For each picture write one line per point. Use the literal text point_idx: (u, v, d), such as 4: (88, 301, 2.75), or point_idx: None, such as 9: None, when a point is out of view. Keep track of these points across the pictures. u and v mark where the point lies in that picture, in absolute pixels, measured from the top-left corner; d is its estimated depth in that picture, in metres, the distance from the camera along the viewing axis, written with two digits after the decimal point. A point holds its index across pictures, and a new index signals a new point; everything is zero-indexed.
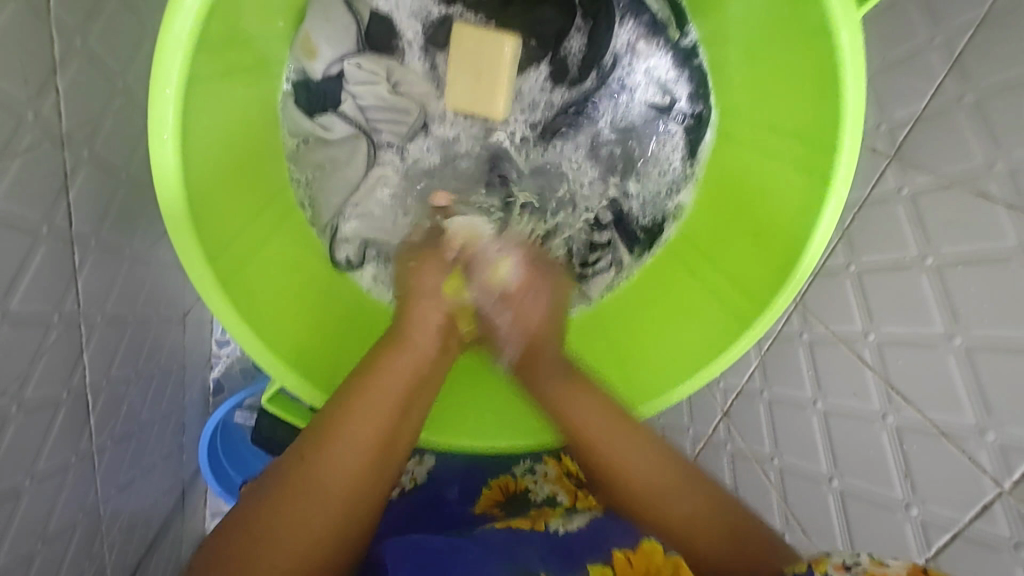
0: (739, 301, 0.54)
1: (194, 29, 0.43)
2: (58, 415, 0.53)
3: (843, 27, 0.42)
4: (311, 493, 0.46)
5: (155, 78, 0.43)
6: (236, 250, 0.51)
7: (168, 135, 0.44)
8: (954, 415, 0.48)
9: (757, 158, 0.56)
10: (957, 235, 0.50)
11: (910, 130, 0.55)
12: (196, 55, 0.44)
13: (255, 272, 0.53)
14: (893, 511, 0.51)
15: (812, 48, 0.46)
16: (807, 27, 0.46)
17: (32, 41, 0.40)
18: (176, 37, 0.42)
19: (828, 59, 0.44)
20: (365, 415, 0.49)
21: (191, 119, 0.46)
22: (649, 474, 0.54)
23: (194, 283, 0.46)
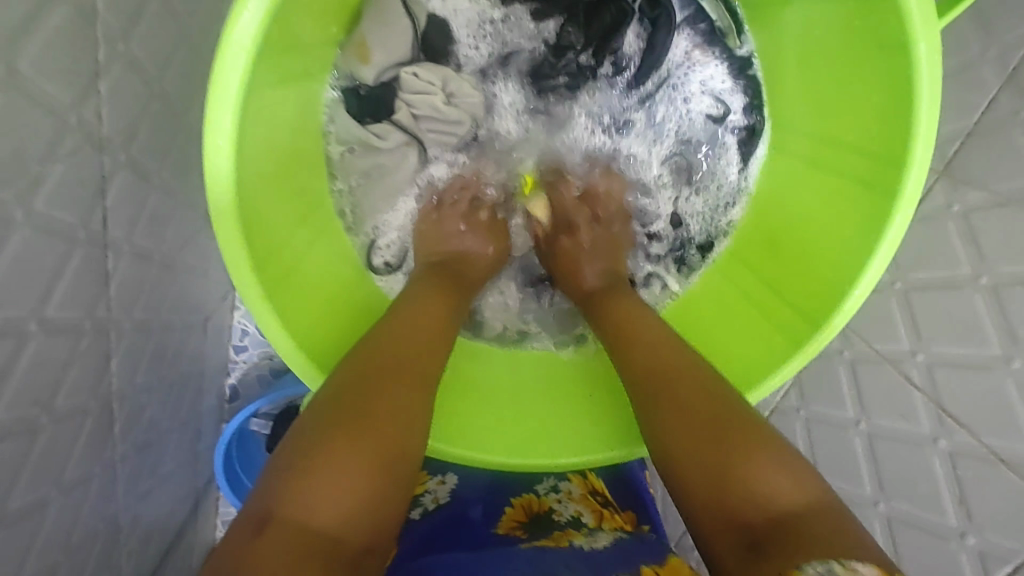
0: (792, 321, 0.52)
1: (256, 34, 0.42)
2: (86, 425, 0.52)
3: (921, 39, 0.41)
4: (357, 419, 0.42)
5: (215, 84, 0.42)
6: (279, 264, 0.51)
7: (224, 139, 0.43)
8: (1015, 442, 0.47)
9: (818, 173, 0.55)
10: (1015, 254, 0.48)
11: (961, 144, 0.54)
12: (256, 61, 0.43)
13: (294, 286, 0.52)
14: (947, 540, 0.50)
15: (888, 59, 0.44)
16: (881, 37, 0.44)
17: (79, 44, 0.39)
18: (238, 42, 0.42)
19: (904, 72, 0.43)
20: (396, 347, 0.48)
21: (245, 124, 0.45)
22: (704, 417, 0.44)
23: (240, 291, 0.45)
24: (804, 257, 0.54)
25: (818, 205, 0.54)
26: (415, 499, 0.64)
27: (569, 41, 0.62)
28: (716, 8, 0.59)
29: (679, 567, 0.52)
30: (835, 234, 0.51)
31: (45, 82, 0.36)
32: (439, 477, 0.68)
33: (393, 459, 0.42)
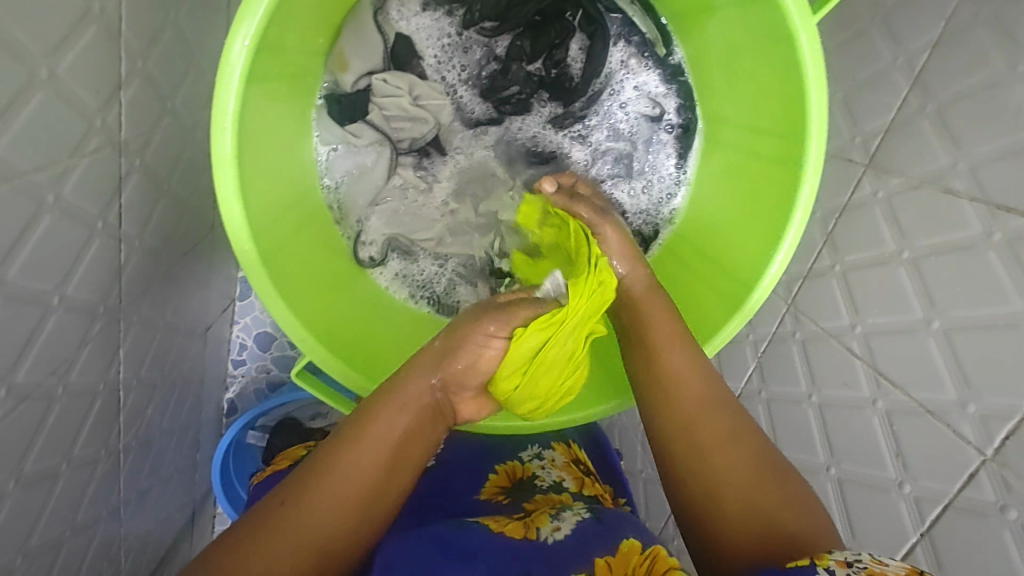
0: (731, 287, 0.58)
1: (257, 34, 0.49)
2: (95, 405, 0.57)
3: (804, 30, 0.48)
4: (302, 532, 0.46)
5: (219, 74, 0.48)
6: (276, 237, 0.56)
7: (229, 122, 0.49)
8: (937, 393, 0.51)
9: (746, 157, 0.61)
10: (929, 229, 0.54)
11: (882, 139, 0.60)
12: (255, 57, 0.50)
13: (288, 257, 0.58)
14: (888, 491, 0.54)
15: (783, 50, 0.51)
16: (777, 33, 0.51)
17: (106, 58, 0.46)
18: (242, 38, 0.48)
19: (797, 60, 0.50)
20: (363, 460, 0.48)
21: (246, 113, 0.51)
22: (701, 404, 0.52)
23: (239, 258, 0.51)
24: (736, 236, 0.60)
25: (749, 184, 0.60)
26: None
27: (516, 54, 0.69)
28: (646, 22, 0.67)
29: (630, 556, 0.51)
30: (759, 211, 0.58)
31: (78, 87, 0.43)
32: None
33: (331, 548, 0.47)
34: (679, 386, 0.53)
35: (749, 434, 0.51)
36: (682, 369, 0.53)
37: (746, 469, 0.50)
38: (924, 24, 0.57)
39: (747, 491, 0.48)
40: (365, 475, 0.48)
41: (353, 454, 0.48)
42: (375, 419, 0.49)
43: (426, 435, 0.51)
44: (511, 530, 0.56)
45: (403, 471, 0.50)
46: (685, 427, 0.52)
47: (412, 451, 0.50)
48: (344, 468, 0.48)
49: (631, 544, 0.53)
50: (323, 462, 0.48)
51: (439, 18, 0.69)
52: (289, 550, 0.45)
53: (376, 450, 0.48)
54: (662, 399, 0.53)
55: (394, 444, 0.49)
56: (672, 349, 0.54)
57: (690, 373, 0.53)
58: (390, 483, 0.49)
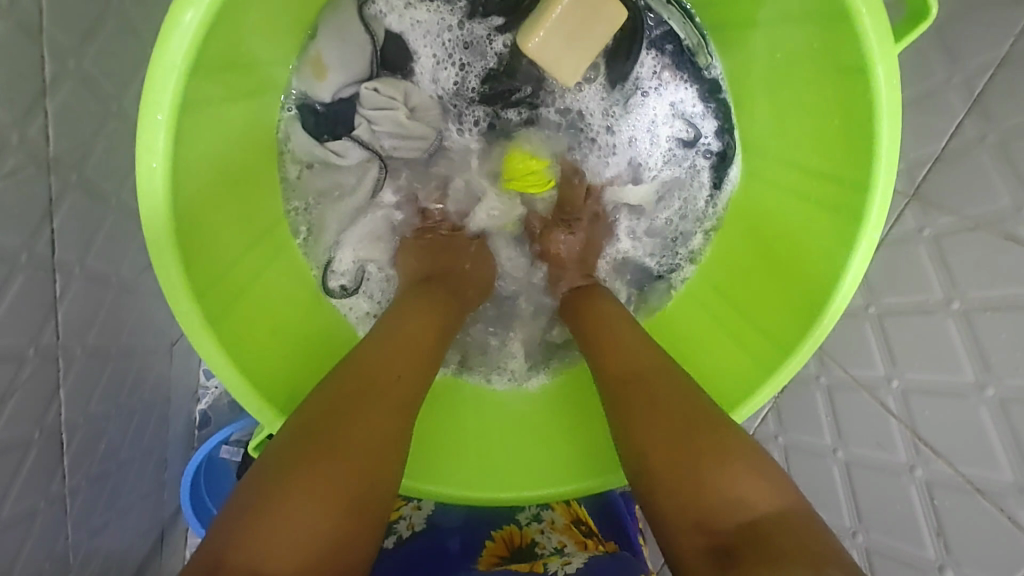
0: (769, 348, 0.52)
1: (190, 52, 0.41)
2: (29, 457, 0.50)
3: (880, 62, 0.41)
4: (307, 492, 0.37)
5: (144, 103, 0.40)
6: (224, 290, 0.49)
7: (158, 162, 0.42)
8: (990, 472, 0.45)
9: (786, 197, 0.54)
10: (986, 279, 0.47)
11: (930, 168, 0.53)
12: (191, 80, 0.42)
13: (242, 309, 0.51)
14: (926, 572, 0.48)
15: (845, 83, 0.45)
16: (840, 61, 0.45)
17: (19, 60, 0.38)
18: (172, 58, 0.40)
19: (862, 94, 0.44)
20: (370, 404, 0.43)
21: (184, 146, 0.44)
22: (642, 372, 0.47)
23: (179, 320, 0.43)
24: (776, 282, 0.54)
25: (788, 227, 0.54)
26: (391, 527, 0.63)
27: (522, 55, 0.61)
28: (685, 28, 0.59)
29: None
30: (809, 252, 0.51)
31: None
32: (415, 503, 0.66)
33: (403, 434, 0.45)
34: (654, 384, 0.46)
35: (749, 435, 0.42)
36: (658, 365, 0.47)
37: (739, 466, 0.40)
38: (987, 39, 0.50)
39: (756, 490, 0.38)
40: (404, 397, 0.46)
41: (362, 397, 0.43)
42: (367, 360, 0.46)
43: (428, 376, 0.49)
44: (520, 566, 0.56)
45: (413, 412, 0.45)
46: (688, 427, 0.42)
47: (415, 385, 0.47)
48: (360, 411, 0.42)
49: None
50: (329, 412, 0.42)
51: (440, 11, 0.61)
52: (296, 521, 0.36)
53: (375, 388, 0.44)
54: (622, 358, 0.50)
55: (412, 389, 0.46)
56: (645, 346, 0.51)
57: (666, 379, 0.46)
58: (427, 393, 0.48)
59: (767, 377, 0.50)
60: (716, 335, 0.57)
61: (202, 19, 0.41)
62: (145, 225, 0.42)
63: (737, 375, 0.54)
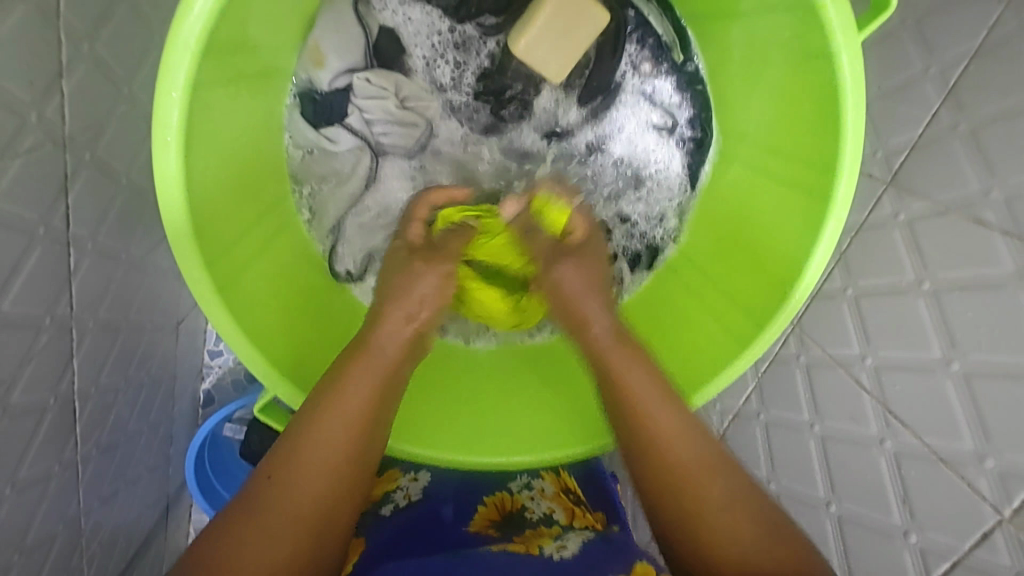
0: (741, 324, 0.54)
1: (202, 35, 0.43)
2: (45, 421, 0.52)
3: (845, 51, 0.44)
4: (286, 509, 0.44)
5: (160, 82, 0.43)
6: (234, 262, 0.51)
7: (172, 136, 0.44)
8: (953, 441, 0.48)
9: (764, 179, 0.57)
10: (954, 261, 0.50)
11: (907, 156, 0.55)
12: (202, 60, 0.44)
13: (250, 282, 0.53)
14: (892, 538, 0.51)
15: (816, 70, 0.47)
16: (811, 50, 0.47)
17: (39, 43, 0.40)
18: (185, 40, 0.42)
19: (831, 82, 0.46)
20: (348, 407, 0.48)
21: (197, 123, 0.46)
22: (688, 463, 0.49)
23: (191, 288, 0.46)
24: (753, 261, 0.56)
25: (765, 208, 0.56)
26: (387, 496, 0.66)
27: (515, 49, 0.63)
28: (663, 24, 0.62)
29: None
30: (784, 232, 0.53)
31: (1, 79, 0.37)
32: (412, 473, 0.69)
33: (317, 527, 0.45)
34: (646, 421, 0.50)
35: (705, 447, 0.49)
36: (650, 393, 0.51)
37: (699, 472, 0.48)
38: (962, 31, 0.52)
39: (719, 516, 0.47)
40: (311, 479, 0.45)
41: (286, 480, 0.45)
42: (348, 374, 0.49)
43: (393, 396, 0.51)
44: (513, 550, 0.56)
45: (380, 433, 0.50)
46: (666, 456, 0.49)
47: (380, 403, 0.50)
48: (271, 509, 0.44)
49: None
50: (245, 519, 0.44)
51: (430, 12, 0.63)
52: (286, 520, 0.44)
53: (340, 417, 0.47)
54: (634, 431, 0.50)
55: (329, 466, 0.46)
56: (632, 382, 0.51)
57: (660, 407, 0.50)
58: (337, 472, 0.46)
59: (744, 351, 0.52)
60: (695, 313, 0.60)
61: (212, 5, 0.43)
62: (157, 197, 0.45)
63: (711, 351, 0.56)
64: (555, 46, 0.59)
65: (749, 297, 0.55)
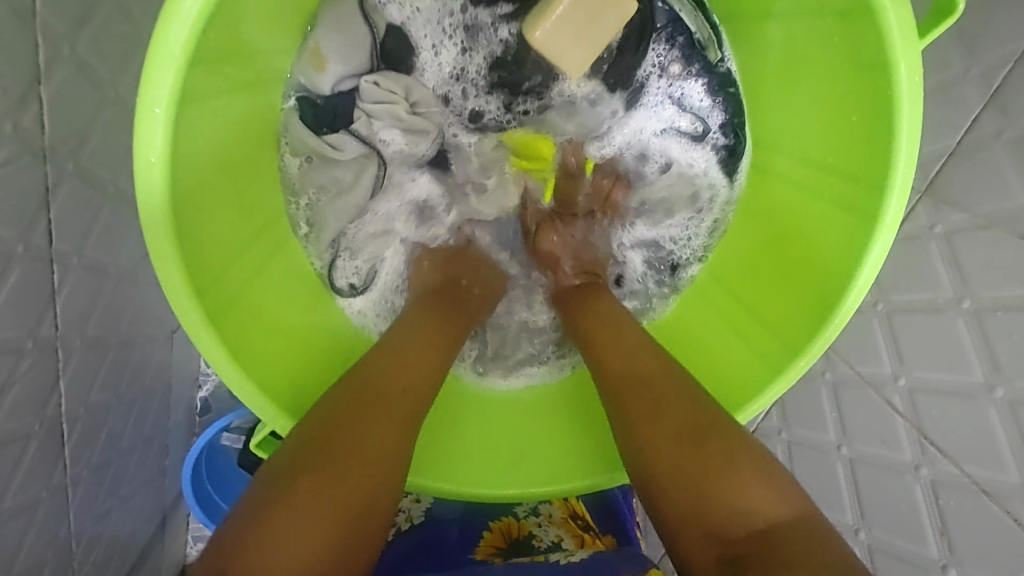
0: (773, 349, 0.52)
1: (189, 42, 0.40)
2: (29, 448, 0.49)
3: (902, 60, 0.41)
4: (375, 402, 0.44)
5: (143, 94, 0.39)
6: (224, 286, 0.48)
7: (156, 156, 0.41)
8: (996, 472, 0.45)
9: (799, 197, 0.53)
10: (998, 279, 0.47)
11: (943, 164, 0.52)
12: (191, 71, 0.41)
13: (243, 307, 0.50)
14: (928, 571, 0.49)
15: (865, 80, 0.44)
16: (861, 58, 0.44)
17: (13, 46, 0.37)
18: (169, 50, 0.39)
19: (883, 93, 0.43)
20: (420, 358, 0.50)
21: (183, 139, 0.43)
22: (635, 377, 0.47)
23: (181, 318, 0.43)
24: (786, 280, 0.53)
25: (800, 228, 0.53)
26: (389, 520, 0.62)
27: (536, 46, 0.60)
28: (696, 20, 0.58)
29: None
30: (824, 250, 0.50)
31: None
32: (414, 496, 0.65)
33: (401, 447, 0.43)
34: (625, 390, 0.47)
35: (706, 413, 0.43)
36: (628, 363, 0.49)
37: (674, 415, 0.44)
38: (1008, 30, 0.48)
39: (674, 441, 0.42)
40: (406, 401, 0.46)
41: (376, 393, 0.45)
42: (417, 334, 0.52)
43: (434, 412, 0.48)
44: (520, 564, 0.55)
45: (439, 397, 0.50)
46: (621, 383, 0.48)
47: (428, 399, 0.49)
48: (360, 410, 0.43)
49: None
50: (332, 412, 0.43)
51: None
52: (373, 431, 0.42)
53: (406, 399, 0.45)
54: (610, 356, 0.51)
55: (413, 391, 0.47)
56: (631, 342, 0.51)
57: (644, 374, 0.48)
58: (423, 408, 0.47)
59: (776, 379, 0.49)
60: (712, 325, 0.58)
61: (201, 8, 0.39)
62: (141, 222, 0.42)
63: (742, 379, 0.53)
64: (575, 28, 0.55)
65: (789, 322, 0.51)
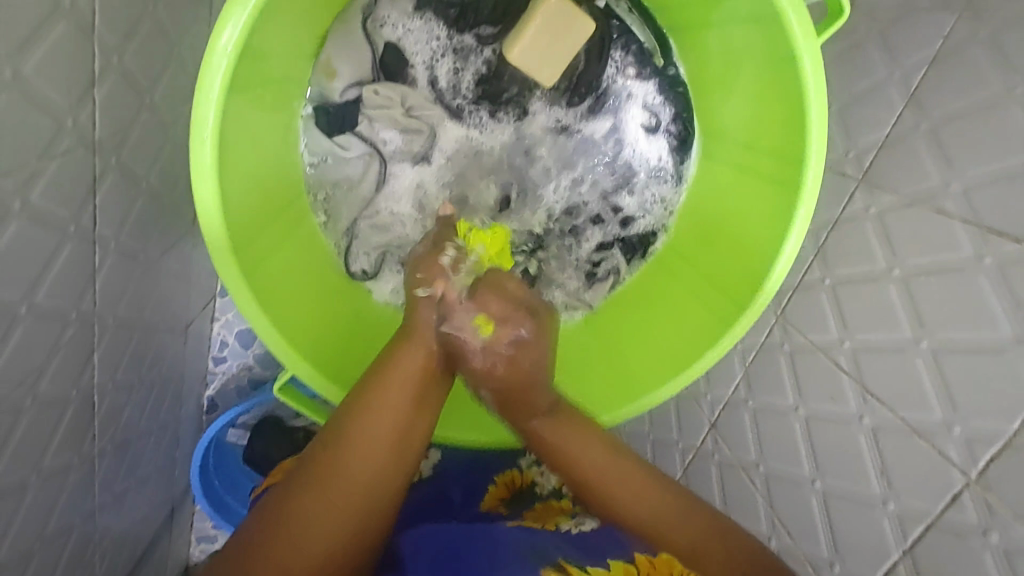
0: (722, 304, 0.59)
1: (237, 45, 0.47)
2: (66, 415, 0.55)
3: (806, 55, 0.48)
4: (346, 471, 0.48)
5: (198, 86, 0.47)
6: (255, 252, 0.55)
7: (207, 134, 0.48)
8: (924, 414, 0.51)
9: (745, 176, 0.61)
10: (920, 248, 0.54)
11: (876, 155, 0.59)
12: (236, 67, 0.48)
13: (272, 273, 0.57)
14: (872, 507, 0.54)
15: (782, 71, 0.52)
16: (776, 52, 0.52)
17: (77, 54, 0.44)
18: (222, 50, 0.46)
19: (796, 82, 0.50)
20: (383, 407, 0.51)
21: (229, 123, 0.50)
22: (602, 472, 0.55)
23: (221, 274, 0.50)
24: (734, 247, 0.60)
25: (745, 202, 0.60)
26: None
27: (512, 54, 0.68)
28: (645, 32, 0.67)
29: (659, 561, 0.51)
30: (763, 219, 0.57)
31: (44, 85, 0.41)
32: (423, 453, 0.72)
33: (372, 500, 0.48)
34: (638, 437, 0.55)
35: (622, 451, 0.56)
36: (585, 447, 0.56)
37: (654, 497, 0.54)
38: (921, 38, 0.57)
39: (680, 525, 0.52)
40: (369, 448, 0.49)
41: (346, 448, 0.48)
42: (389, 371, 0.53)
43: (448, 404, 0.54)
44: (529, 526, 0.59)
45: (419, 423, 0.53)
46: (589, 483, 0.55)
47: (425, 397, 0.54)
48: (329, 468, 0.48)
49: (622, 566, 0.51)
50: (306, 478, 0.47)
51: (428, 21, 0.67)
52: (339, 499, 0.47)
53: (370, 447, 0.49)
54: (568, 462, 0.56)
55: (384, 438, 0.50)
56: (573, 436, 0.57)
57: (588, 451, 0.56)
58: (394, 454, 0.50)
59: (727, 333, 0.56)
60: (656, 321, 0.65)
61: (248, 18, 0.47)
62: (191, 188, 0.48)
63: (701, 332, 0.60)
64: (551, 46, 0.63)
65: (739, 282, 0.58)
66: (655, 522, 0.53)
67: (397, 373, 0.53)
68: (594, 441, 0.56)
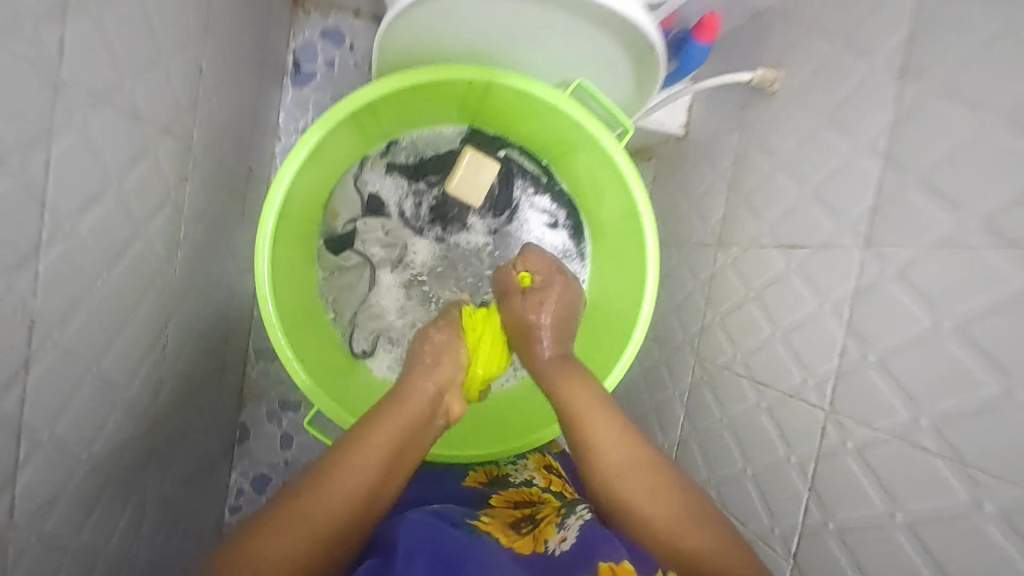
0: (621, 328, 0.82)
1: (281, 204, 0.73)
2: (129, 507, 0.67)
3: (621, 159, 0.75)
4: (319, 501, 0.56)
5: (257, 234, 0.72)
6: (298, 335, 0.79)
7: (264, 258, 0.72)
8: (789, 380, 0.68)
9: (619, 244, 0.86)
10: (758, 272, 0.76)
11: (722, 227, 0.86)
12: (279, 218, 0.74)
13: (308, 349, 0.80)
14: (782, 467, 0.67)
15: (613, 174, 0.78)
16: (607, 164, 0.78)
17: (174, 229, 0.68)
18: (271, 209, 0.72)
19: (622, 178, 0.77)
20: (367, 452, 0.61)
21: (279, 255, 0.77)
22: (618, 465, 0.67)
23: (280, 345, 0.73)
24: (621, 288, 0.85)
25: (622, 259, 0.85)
26: None
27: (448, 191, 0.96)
28: (531, 162, 0.95)
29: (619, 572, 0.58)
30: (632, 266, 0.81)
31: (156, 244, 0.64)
32: None
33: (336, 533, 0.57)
34: (604, 452, 0.68)
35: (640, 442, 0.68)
36: (608, 436, 0.68)
37: (668, 511, 0.63)
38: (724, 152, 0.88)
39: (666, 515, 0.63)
40: (346, 487, 0.58)
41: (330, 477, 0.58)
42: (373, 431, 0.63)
43: (418, 444, 0.67)
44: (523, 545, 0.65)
45: (392, 470, 0.63)
46: (612, 472, 0.66)
47: (404, 456, 0.65)
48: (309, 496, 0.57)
49: None
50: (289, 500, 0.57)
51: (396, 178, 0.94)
52: (309, 526, 0.55)
53: (341, 487, 0.58)
54: (605, 443, 0.68)
55: (360, 477, 0.59)
56: (595, 419, 0.69)
57: (625, 451, 0.67)
58: (361, 494, 0.59)
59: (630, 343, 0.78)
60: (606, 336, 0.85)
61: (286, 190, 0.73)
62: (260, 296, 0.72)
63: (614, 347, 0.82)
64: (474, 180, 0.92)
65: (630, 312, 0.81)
66: (660, 522, 0.63)
67: (381, 434, 0.63)
68: (613, 425, 0.69)
